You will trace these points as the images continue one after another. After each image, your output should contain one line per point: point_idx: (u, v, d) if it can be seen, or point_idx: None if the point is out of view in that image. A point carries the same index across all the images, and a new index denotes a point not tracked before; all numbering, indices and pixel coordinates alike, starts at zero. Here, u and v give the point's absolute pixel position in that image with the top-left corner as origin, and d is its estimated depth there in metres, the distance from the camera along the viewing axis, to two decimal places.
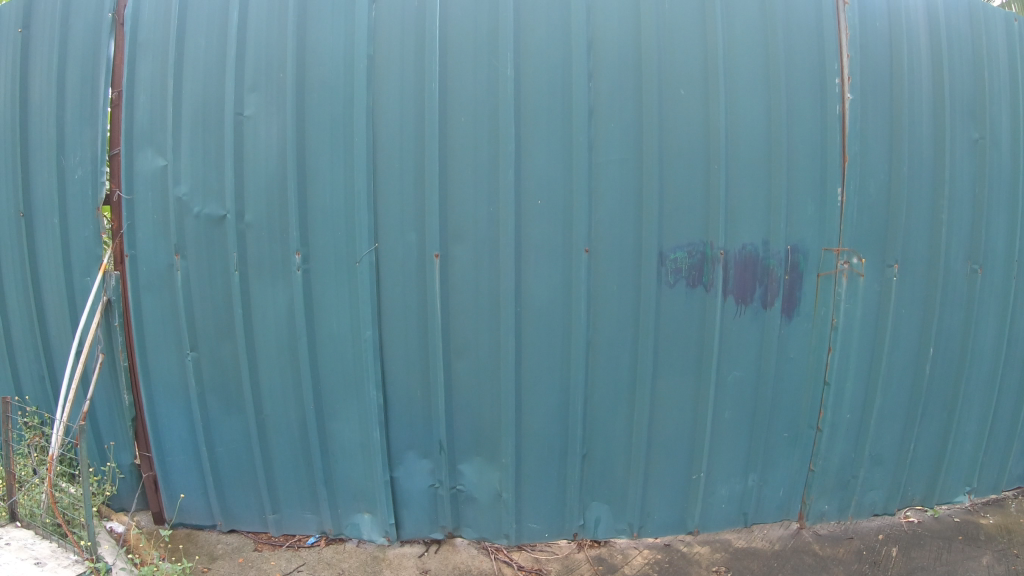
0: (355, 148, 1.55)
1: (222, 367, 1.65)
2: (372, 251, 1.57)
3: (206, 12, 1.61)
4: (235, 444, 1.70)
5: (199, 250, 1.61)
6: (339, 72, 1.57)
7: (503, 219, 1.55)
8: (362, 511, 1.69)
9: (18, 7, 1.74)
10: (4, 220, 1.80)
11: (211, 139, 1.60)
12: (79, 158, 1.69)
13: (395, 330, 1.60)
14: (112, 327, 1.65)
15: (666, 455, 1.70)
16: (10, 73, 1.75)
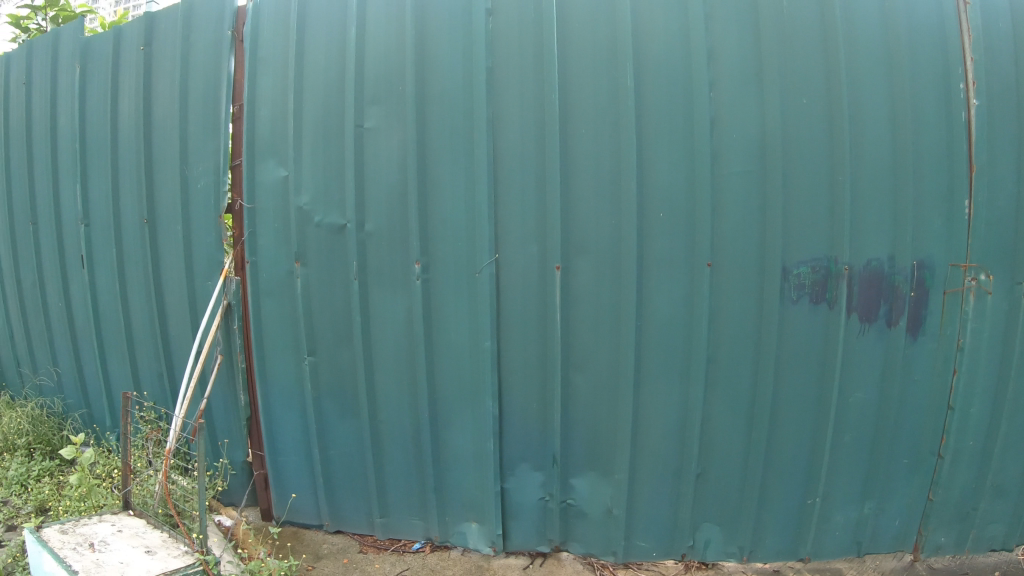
0: (478, 158, 1.56)
1: (340, 372, 1.69)
2: (493, 263, 1.57)
3: (324, 22, 1.66)
4: (348, 446, 1.73)
5: (320, 257, 1.66)
6: (459, 83, 1.57)
7: (626, 232, 1.54)
8: (470, 521, 1.69)
9: (142, 26, 1.97)
10: (131, 222, 2.01)
11: (333, 150, 1.64)
12: (202, 167, 1.81)
13: (514, 340, 1.60)
14: (231, 330, 1.74)
15: (783, 478, 1.65)
16: (138, 85, 1.98)
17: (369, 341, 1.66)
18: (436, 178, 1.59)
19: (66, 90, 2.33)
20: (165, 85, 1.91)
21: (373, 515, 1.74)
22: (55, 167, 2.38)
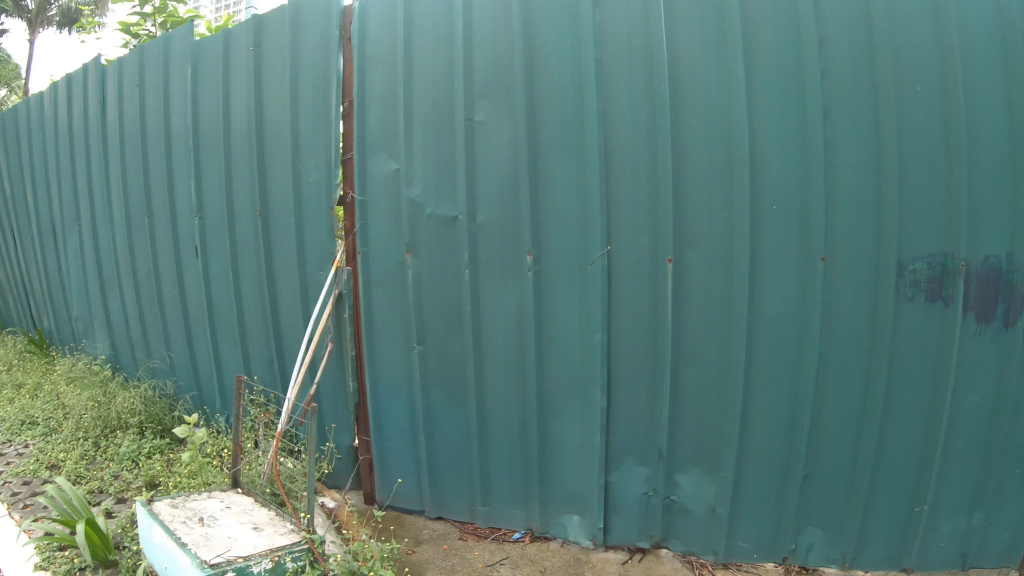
0: (588, 150, 1.65)
1: (448, 359, 1.83)
2: (605, 254, 1.65)
3: (432, 19, 1.78)
4: (454, 434, 1.86)
5: (432, 248, 1.81)
6: (568, 77, 1.66)
7: (739, 227, 1.56)
8: (572, 513, 1.78)
9: (249, 29, 2.14)
10: (246, 215, 2.19)
11: (445, 142, 1.77)
12: (315, 162, 1.98)
13: (622, 336, 1.68)
14: (342, 317, 1.93)
15: (891, 482, 1.61)
16: (249, 84, 2.16)
17: (478, 332, 1.78)
18: (546, 167, 1.69)
19: (178, 93, 2.54)
20: (277, 83, 2.08)
21: (476, 503, 1.87)
22: (168, 164, 2.60)
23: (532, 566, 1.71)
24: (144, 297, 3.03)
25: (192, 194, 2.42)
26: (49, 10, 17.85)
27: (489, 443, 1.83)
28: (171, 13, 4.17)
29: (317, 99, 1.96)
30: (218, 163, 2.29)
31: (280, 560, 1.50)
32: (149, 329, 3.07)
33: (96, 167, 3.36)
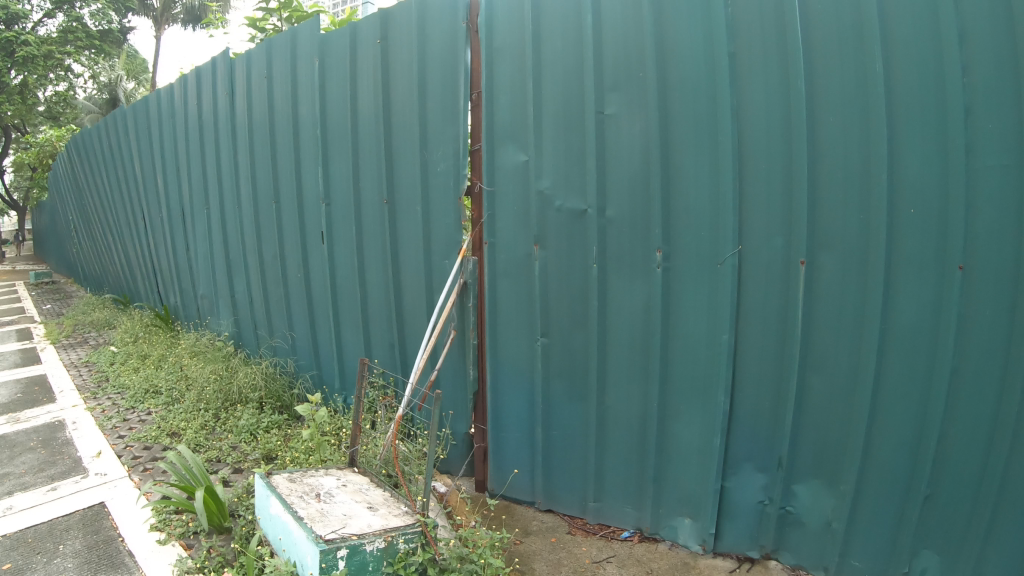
0: (723, 146, 1.67)
1: (572, 354, 1.97)
2: (737, 254, 1.68)
3: (561, 15, 1.87)
4: (572, 429, 2.01)
5: (559, 240, 1.94)
6: (701, 71, 1.68)
7: (874, 230, 1.51)
8: (684, 516, 1.85)
9: (377, 21, 2.36)
10: (375, 209, 2.48)
11: (575, 136, 1.88)
12: (443, 153, 2.18)
13: (751, 334, 1.70)
14: (465, 306, 2.14)
15: (1015, 515, 1.42)
16: (377, 74, 2.39)
17: (605, 327, 1.90)
18: (680, 164, 1.74)
19: (305, 85, 2.80)
20: (405, 75, 2.29)
21: (588, 499, 2.01)
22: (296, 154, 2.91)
23: (639, 566, 1.80)
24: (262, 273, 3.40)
25: (319, 182, 2.77)
26: None
27: (606, 439, 1.95)
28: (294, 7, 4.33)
29: (443, 90, 2.15)
30: (347, 152, 2.59)
31: (394, 541, 1.54)
32: (270, 308, 3.36)
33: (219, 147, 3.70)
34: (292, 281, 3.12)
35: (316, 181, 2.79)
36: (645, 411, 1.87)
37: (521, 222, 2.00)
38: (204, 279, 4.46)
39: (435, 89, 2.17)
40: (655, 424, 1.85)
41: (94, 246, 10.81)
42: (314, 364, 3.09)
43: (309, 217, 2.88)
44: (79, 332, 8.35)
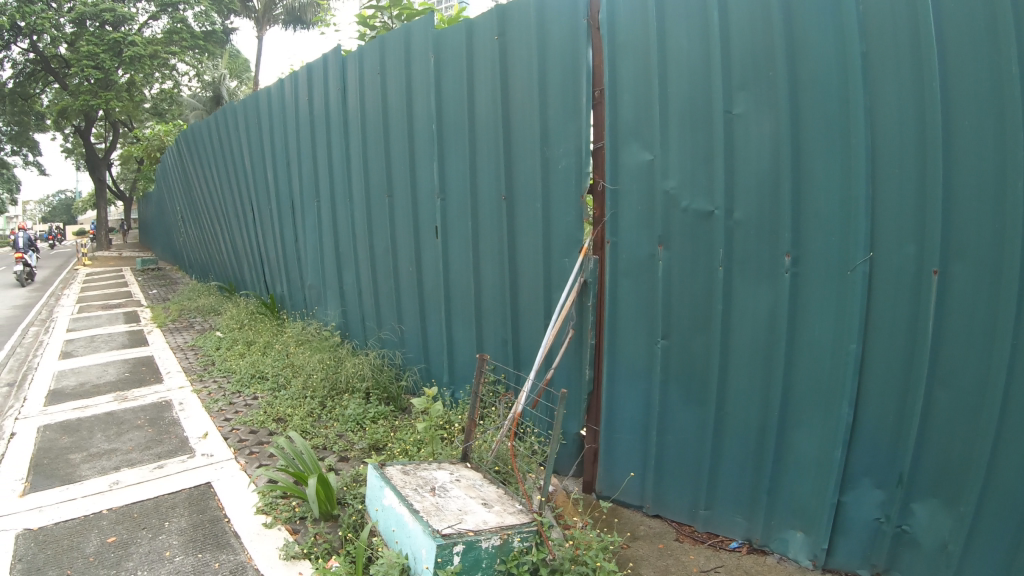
0: (855, 149, 1.79)
1: (691, 353, 2.20)
2: (867, 261, 1.80)
3: (688, 17, 2.08)
4: (687, 430, 2.24)
5: (684, 238, 2.17)
6: (833, 72, 1.82)
7: (1009, 241, 1.57)
8: (797, 530, 2.04)
9: (494, 19, 2.76)
10: (493, 201, 2.91)
11: (703, 134, 2.09)
12: (564, 147, 2.51)
13: (879, 349, 1.81)
14: (585, 305, 2.44)
15: None
16: (494, 65, 2.79)
17: (727, 333, 2.10)
18: (810, 171, 1.89)
19: (419, 78, 3.35)
20: (524, 68, 2.66)
21: (699, 507, 2.25)
22: (410, 144, 3.50)
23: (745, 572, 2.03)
24: (379, 247, 4.09)
25: (433, 172, 3.31)
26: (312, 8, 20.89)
27: (724, 438, 2.16)
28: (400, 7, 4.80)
29: (564, 87, 2.47)
30: (463, 144, 3.05)
31: (508, 539, 1.79)
32: (380, 298, 4.19)
33: (347, 132, 4.32)
34: (404, 252, 3.76)
35: (431, 171, 3.33)
36: (764, 412, 2.06)
37: (647, 227, 2.26)
38: (320, 268, 5.11)
39: (555, 85, 2.51)
40: (776, 425, 2.03)
41: (198, 233, 11.46)
42: (422, 359, 3.84)
43: (424, 198, 3.45)
44: (185, 318, 8.90)
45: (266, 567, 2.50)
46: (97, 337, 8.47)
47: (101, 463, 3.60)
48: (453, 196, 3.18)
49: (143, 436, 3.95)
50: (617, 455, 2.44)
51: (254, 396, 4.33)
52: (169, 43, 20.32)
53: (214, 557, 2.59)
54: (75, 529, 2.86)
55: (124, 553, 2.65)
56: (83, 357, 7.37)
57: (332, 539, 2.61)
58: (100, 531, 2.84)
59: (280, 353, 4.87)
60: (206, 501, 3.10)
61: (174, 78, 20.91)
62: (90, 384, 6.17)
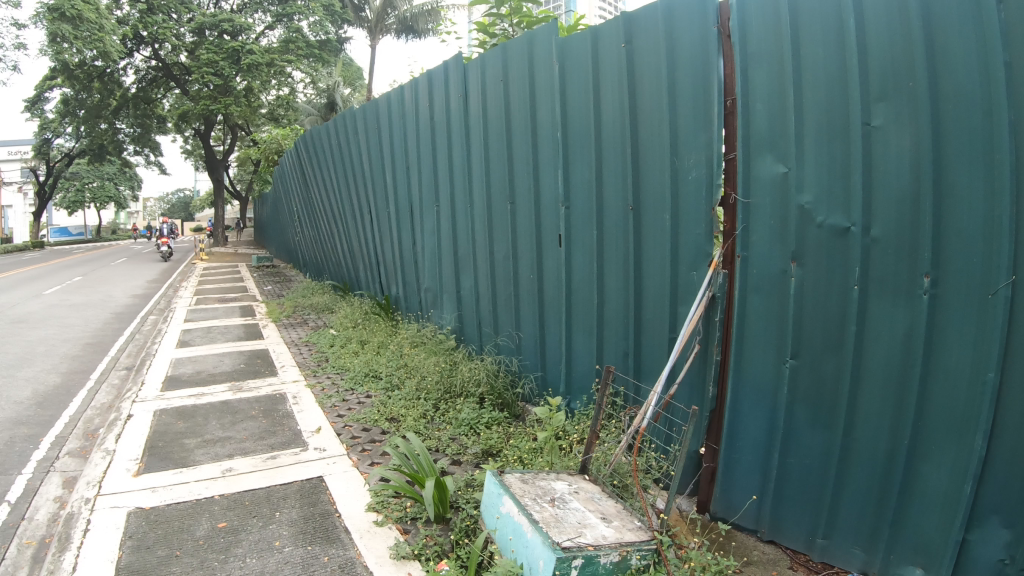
0: (997, 166, 1.89)
1: (818, 371, 2.39)
2: (1009, 285, 1.88)
3: (822, 35, 2.30)
4: (814, 455, 2.44)
5: (818, 252, 2.36)
6: (976, 85, 1.93)
7: None
8: (917, 565, 2.18)
9: (622, 28, 3.18)
10: (620, 208, 3.34)
11: (839, 147, 2.27)
12: (695, 160, 2.79)
13: (1017, 375, 1.89)
14: (713, 319, 2.70)
15: None
16: (622, 70, 3.21)
17: (859, 353, 2.26)
18: (953, 185, 2.00)
19: (543, 82, 3.91)
20: (652, 81, 3.03)
21: (818, 536, 2.46)
22: (534, 152, 4.07)
23: None
24: (501, 251, 4.65)
25: (557, 181, 3.84)
26: (385, 19, 22.31)
27: (849, 463, 2.33)
28: (522, 13, 5.60)
29: (695, 93, 2.75)
30: (591, 154, 3.53)
31: (627, 556, 2.28)
32: (500, 312, 4.80)
33: (470, 132, 4.98)
34: (526, 258, 4.31)
35: (555, 178, 3.85)
36: (894, 429, 2.20)
37: (781, 242, 2.48)
38: (446, 272, 5.71)
39: (687, 97, 2.80)
40: (906, 443, 2.16)
41: (313, 234, 11.98)
42: (539, 368, 4.39)
43: (548, 205, 3.98)
44: (299, 314, 9.37)
45: (376, 563, 2.89)
46: (214, 328, 9.01)
47: (216, 450, 4.33)
48: (578, 203, 3.71)
49: (275, 441, 4.48)
50: (738, 473, 2.71)
51: (373, 395, 5.21)
52: (286, 50, 22.69)
53: (324, 551, 3.02)
54: (189, 512, 3.45)
55: (234, 539, 3.15)
56: (198, 347, 7.77)
57: (442, 542, 2.98)
58: (215, 518, 3.37)
59: (399, 364, 5.55)
60: (318, 496, 3.59)
61: (285, 83, 23.16)
62: (208, 372, 6.55)
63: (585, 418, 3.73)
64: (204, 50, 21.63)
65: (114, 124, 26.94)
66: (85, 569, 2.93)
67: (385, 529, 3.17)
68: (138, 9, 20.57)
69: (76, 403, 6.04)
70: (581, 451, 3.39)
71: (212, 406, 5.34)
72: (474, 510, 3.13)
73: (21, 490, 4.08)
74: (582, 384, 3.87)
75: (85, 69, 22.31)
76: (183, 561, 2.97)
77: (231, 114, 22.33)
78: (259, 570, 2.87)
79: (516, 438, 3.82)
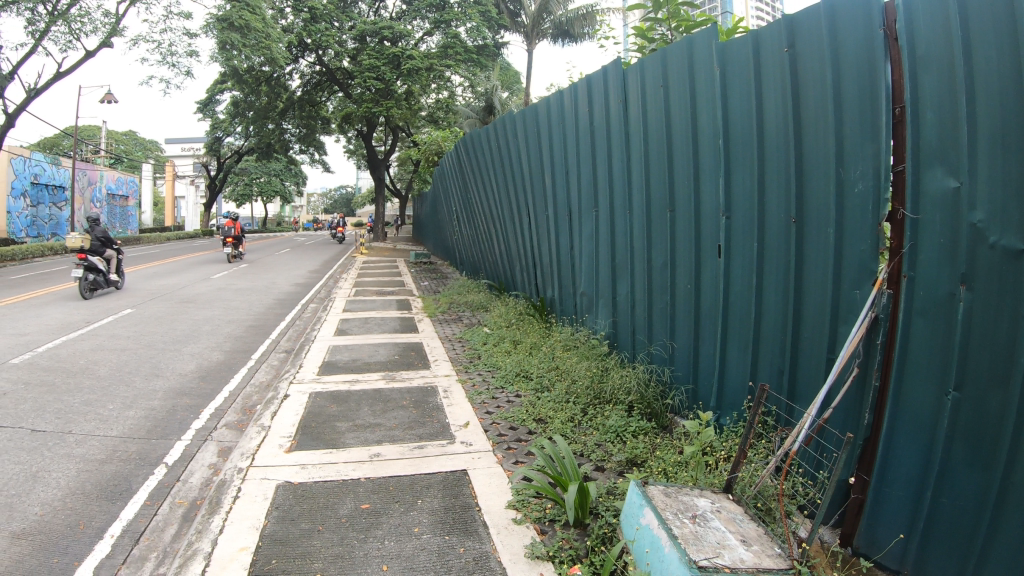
0: None
1: (981, 402, 2.34)
2: None
3: (996, 43, 2.27)
4: (970, 496, 2.38)
5: (988, 275, 2.31)
6: None
7: None
8: None
9: (784, 31, 3.38)
10: (784, 223, 3.46)
11: (1015, 160, 2.21)
12: (862, 170, 2.89)
13: None
14: (875, 343, 2.70)
15: None
16: (787, 71, 3.37)
17: None
18: None
19: (703, 83, 4.15)
20: (814, 85, 3.20)
21: None
22: (695, 158, 4.29)
23: None
24: (659, 257, 4.87)
25: (719, 192, 4.03)
26: (541, 24, 22.65)
27: (1006, 506, 2.25)
28: (680, 16, 5.68)
29: (861, 98, 2.87)
30: (753, 162, 3.69)
31: None
32: (655, 321, 4.94)
33: (630, 137, 5.28)
34: (684, 267, 4.50)
35: (716, 187, 4.05)
36: None
37: (949, 265, 2.44)
38: (603, 277, 5.90)
39: (853, 107, 2.92)
40: None
41: (470, 234, 12.44)
42: (690, 380, 4.46)
43: (709, 214, 4.17)
44: (454, 311, 9.85)
45: (509, 559, 3.02)
46: (371, 319, 9.56)
47: (367, 435, 4.68)
48: (740, 214, 3.85)
49: (423, 431, 4.77)
50: (887, 508, 2.68)
51: (523, 395, 5.45)
52: (445, 55, 23.52)
53: (461, 542, 3.19)
54: (335, 491, 3.77)
55: (375, 521, 3.41)
56: (354, 336, 8.28)
57: (577, 547, 3.06)
58: (359, 500, 3.67)
59: (551, 366, 5.74)
60: (460, 489, 3.78)
61: (444, 86, 24.07)
62: (363, 360, 7.01)
63: (734, 436, 3.73)
64: (366, 55, 22.94)
65: (282, 124, 28.90)
66: (232, 532, 3.33)
67: (522, 528, 3.30)
68: (302, 18, 22.05)
69: (238, 380, 6.67)
70: (727, 469, 3.44)
71: (366, 393, 5.74)
72: (612, 518, 3.21)
73: (181, 455, 4.63)
74: (733, 400, 3.96)
75: (253, 74, 24.15)
76: (324, 535, 3.27)
77: (391, 117, 23.48)
78: (396, 554, 3.08)
79: (662, 450, 3.88)
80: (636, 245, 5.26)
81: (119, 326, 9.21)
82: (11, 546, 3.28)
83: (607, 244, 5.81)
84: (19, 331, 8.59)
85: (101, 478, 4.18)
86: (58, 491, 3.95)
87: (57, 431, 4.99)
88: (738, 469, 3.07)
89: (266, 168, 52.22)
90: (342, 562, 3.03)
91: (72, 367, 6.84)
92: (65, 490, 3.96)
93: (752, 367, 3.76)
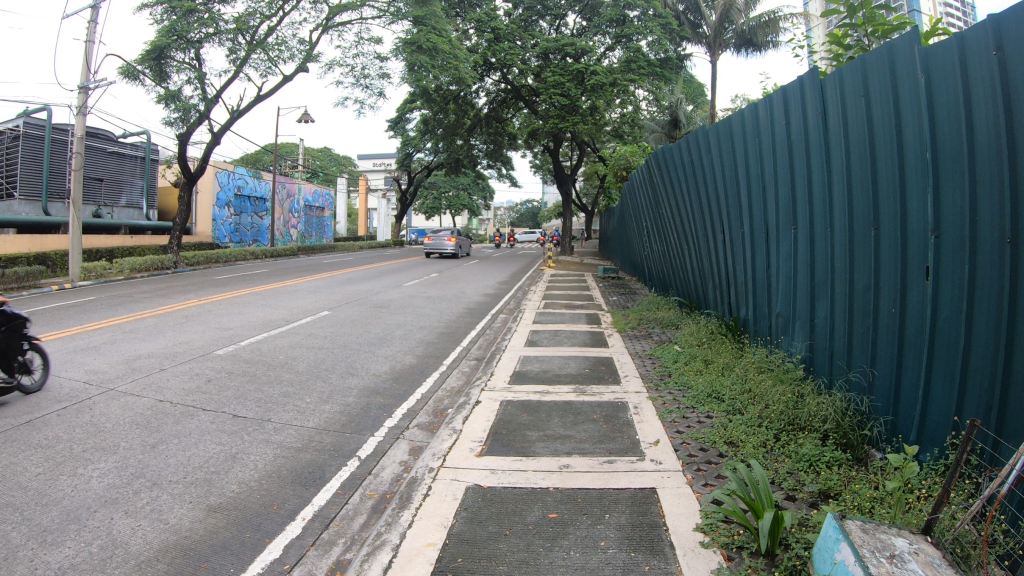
0: None
1: None
2: None
3: None
4: None
5: None
6: None
7: None
8: None
9: (994, 38, 3.42)
10: (998, 241, 3.44)
11: None
12: None
13: None
14: None
15: None
16: (997, 74, 3.41)
17: None
18: None
19: (908, 91, 4.23)
20: None
21: None
22: (901, 173, 4.32)
23: None
24: (862, 274, 4.88)
25: (927, 210, 4.03)
26: (724, 34, 22.54)
27: None
28: (877, 20, 5.69)
29: None
30: (964, 177, 3.67)
31: None
32: (855, 346, 4.93)
33: (831, 148, 5.38)
34: (889, 290, 4.50)
35: (925, 207, 4.06)
36: None
37: None
38: (802, 299, 5.92)
39: None
40: None
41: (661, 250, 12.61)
42: (890, 412, 4.44)
43: (916, 233, 4.18)
44: (643, 327, 10.10)
45: None
46: (561, 332, 9.96)
47: (557, 447, 5.05)
48: (949, 235, 3.84)
49: (614, 446, 5.09)
50: None
51: (714, 416, 5.59)
52: (629, 69, 23.82)
53: (646, 561, 3.44)
54: (524, 498, 4.18)
55: (562, 531, 3.76)
56: (544, 348, 8.73)
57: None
58: (547, 509, 4.04)
59: (743, 389, 5.81)
60: (648, 507, 4.04)
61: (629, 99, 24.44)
62: (554, 371, 7.42)
63: (935, 474, 3.71)
64: (549, 71, 23.73)
65: (470, 140, 30.64)
66: (420, 528, 3.82)
67: (709, 552, 3.50)
68: (486, 38, 23.18)
69: (430, 383, 7.29)
70: (927, 509, 3.43)
71: (557, 405, 6.15)
72: (803, 550, 3.32)
73: (374, 450, 5.24)
74: (936, 434, 3.94)
75: (442, 93, 25.63)
76: (510, 540, 3.66)
77: (578, 132, 24.03)
78: (581, 565, 3.39)
79: (857, 483, 3.93)
80: (837, 264, 5.28)
81: (317, 326, 10.29)
82: (208, 518, 3.98)
83: (806, 260, 5.86)
84: (226, 326, 9.89)
85: (298, 464, 4.87)
86: (255, 472, 4.67)
87: (258, 418, 5.82)
88: (940, 511, 3.07)
89: (456, 184, 54.75)
90: (526, 567, 3.39)
91: (274, 362, 7.85)
92: (262, 473, 4.67)
93: (959, 399, 3.74)
